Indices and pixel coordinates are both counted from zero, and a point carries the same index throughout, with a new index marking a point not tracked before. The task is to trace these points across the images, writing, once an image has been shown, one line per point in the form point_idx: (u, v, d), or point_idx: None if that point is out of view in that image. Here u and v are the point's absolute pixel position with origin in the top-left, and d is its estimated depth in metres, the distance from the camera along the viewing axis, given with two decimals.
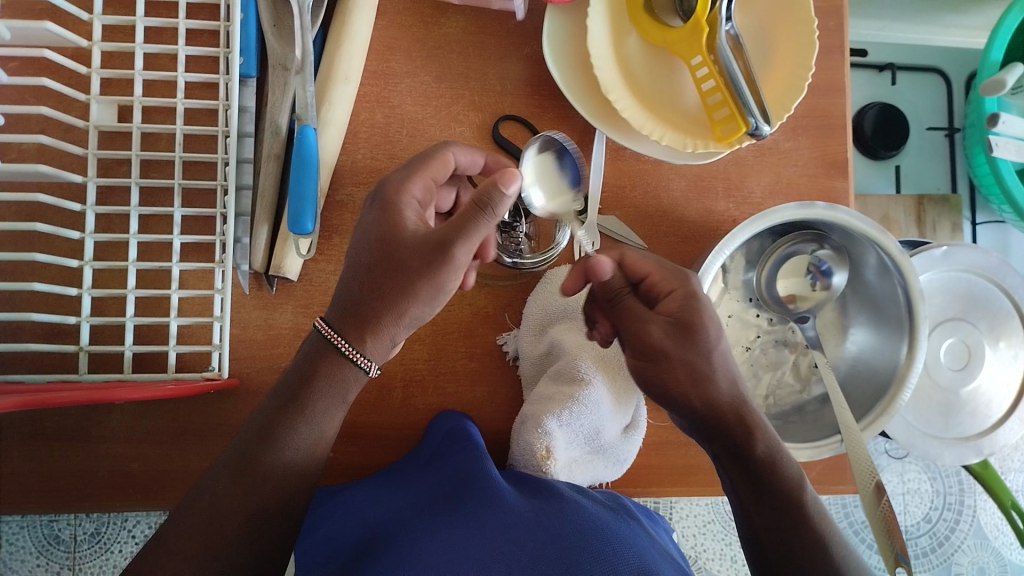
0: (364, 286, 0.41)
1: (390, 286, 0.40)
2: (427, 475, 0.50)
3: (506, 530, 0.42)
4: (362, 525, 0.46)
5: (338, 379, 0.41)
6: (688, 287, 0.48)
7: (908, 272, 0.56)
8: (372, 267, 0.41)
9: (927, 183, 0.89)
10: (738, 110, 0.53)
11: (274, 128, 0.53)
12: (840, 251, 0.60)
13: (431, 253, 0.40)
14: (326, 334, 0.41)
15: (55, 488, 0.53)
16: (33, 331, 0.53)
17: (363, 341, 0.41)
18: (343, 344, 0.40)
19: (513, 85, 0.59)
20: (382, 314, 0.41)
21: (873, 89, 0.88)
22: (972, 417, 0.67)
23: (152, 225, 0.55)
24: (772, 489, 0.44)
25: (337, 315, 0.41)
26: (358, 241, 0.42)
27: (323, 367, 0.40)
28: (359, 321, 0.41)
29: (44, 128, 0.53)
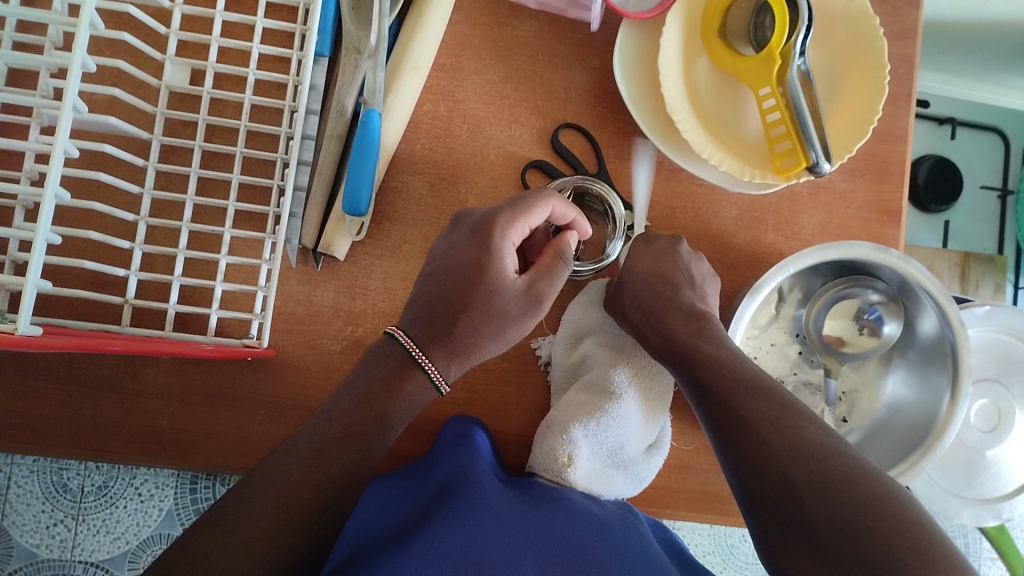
0: (447, 308, 0.46)
1: (471, 310, 0.46)
2: (434, 472, 0.51)
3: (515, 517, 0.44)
4: (382, 527, 0.47)
5: (394, 396, 0.43)
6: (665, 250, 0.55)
7: (960, 335, 0.55)
8: (477, 303, 0.46)
9: (973, 243, 0.88)
10: (800, 144, 0.53)
11: (339, 109, 0.54)
12: (896, 305, 0.60)
13: (524, 300, 0.47)
14: (404, 342, 0.44)
15: (83, 435, 0.54)
16: (81, 278, 0.54)
17: (440, 360, 0.45)
18: (424, 360, 0.44)
19: (577, 94, 0.59)
20: (464, 330, 0.45)
21: (929, 143, 0.87)
22: (995, 480, 0.66)
23: (210, 189, 0.56)
24: (767, 437, 0.42)
25: (419, 326, 0.45)
26: (458, 272, 0.47)
27: (400, 381, 0.43)
28: (451, 353, 0.45)
29: (117, 82, 0.55)
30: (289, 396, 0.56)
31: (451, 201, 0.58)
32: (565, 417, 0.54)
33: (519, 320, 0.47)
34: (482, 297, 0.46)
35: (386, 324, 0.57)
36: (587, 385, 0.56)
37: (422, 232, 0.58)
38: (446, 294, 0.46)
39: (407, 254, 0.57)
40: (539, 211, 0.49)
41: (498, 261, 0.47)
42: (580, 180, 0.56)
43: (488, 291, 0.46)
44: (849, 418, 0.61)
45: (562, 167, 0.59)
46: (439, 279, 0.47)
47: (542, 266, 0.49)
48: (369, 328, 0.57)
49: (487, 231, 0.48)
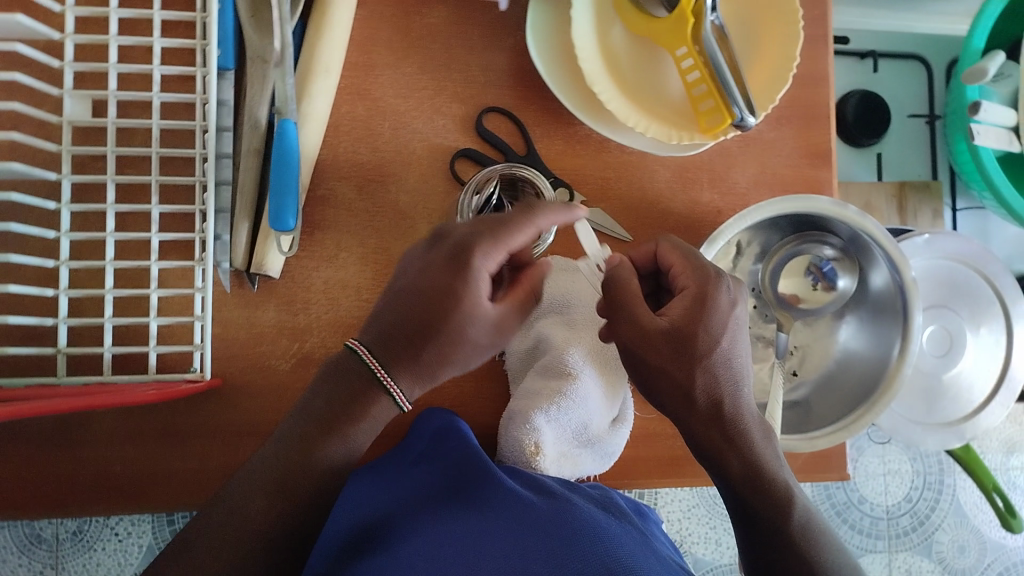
0: (419, 332, 0.41)
1: (443, 337, 0.41)
2: (415, 471, 0.50)
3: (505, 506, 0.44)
4: (351, 523, 0.45)
5: (354, 420, 0.40)
6: (703, 288, 0.45)
7: (913, 294, 0.55)
8: (449, 333, 0.41)
9: (909, 171, 0.89)
10: (723, 101, 0.53)
11: (252, 122, 0.52)
12: (851, 260, 0.59)
13: (493, 332, 0.42)
14: (365, 359, 0.40)
15: (35, 493, 0.52)
16: (8, 333, 0.52)
17: (405, 383, 0.41)
18: (388, 382, 0.40)
19: (496, 76, 0.58)
20: (433, 360, 0.41)
21: (856, 77, 0.88)
22: (955, 403, 0.68)
23: (130, 223, 0.54)
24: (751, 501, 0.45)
25: (381, 346, 0.40)
26: (426, 289, 0.41)
27: (362, 403, 0.40)
28: (416, 375, 0.41)
29: (16, 124, 0.52)
30: (245, 423, 0.54)
31: (383, 202, 0.57)
32: (527, 404, 0.53)
33: (486, 346, 0.43)
34: (453, 332, 0.41)
35: (333, 336, 0.56)
36: (544, 367, 0.55)
37: (357, 237, 0.56)
38: (419, 317, 0.40)
39: (345, 261, 0.56)
40: (518, 236, 0.42)
41: (474, 290, 0.41)
42: (507, 167, 0.55)
43: (463, 322, 0.41)
44: (798, 371, 0.60)
45: (491, 152, 0.58)
46: (409, 299, 0.41)
47: (516, 300, 0.44)
48: (317, 342, 0.56)
49: (466, 255, 0.41)
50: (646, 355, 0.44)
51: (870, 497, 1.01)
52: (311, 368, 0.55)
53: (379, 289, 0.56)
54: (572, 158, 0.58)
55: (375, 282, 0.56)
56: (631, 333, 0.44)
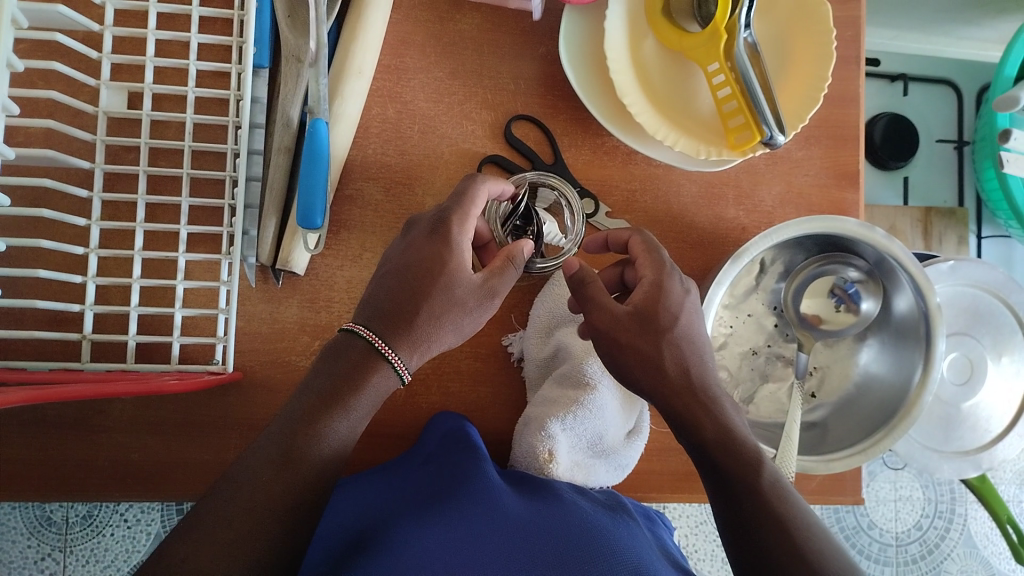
0: (408, 300, 0.44)
1: (429, 301, 0.44)
2: (423, 472, 0.50)
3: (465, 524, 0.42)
4: (357, 523, 0.46)
5: (357, 389, 0.41)
6: (659, 275, 0.47)
7: (936, 321, 0.54)
8: (436, 293, 0.44)
9: (934, 197, 0.89)
10: (753, 118, 0.53)
11: (285, 121, 0.52)
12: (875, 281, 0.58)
13: (479, 294, 0.45)
14: (365, 335, 0.42)
15: (53, 477, 0.53)
16: (35, 317, 0.52)
17: (405, 348, 0.43)
18: (389, 352, 0.42)
19: (527, 84, 0.59)
20: (430, 321, 0.44)
21: (884, 99, 0.88)
22: (972, 432, 0.67)
23: (159, 214, 0.55)
24: (726, 467, 0.41)
25: (378, 322, 0.43)
26: (405, 262, 0.45)
27: (366, 373, 0.42)
28: (414, 343, 0.43)
29: (53, 112, 0.53)
30: (262, 418, 0.55)
31: (408, 205, 0.57)
32: (541, 413, 0.53)
33: (475, 311, 0.46)
34: (439, 292, 0.44)
35: None
36: (563, 375, 0.55)
37: (382, 238, 0.57)
38: (404, 286, 0.44)
39: (369, 261, 0.56)
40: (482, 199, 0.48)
41: (458, 253, 0.46)
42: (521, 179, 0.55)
43: (448, 280, 0.44)
44: (817, 393, 0.60)
45: (517, 160, 0.58)
46: (396, 275, 0.45)
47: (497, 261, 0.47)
48: None
49: (445, 224, 0.46)
50: (615, 338, 0.46)
51: (880, 522, 1.01)
52: None
53: None
54: (598, 169, 0.59)
55: None
56: (599, 320, 0.46)
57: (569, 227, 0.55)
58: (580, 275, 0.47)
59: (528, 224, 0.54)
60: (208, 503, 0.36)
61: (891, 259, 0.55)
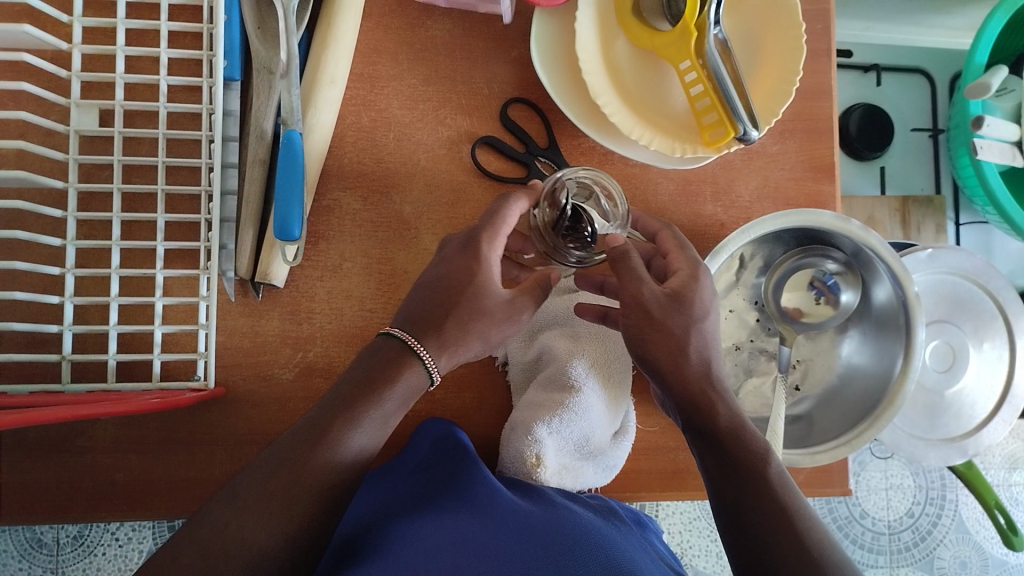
0: (441, 308, 0.44)
1: (461, 312, 0.44)
2: (416, 479, 0.50)
3: (467, 520, 0.43)
4: (349, 532, 0.46)
5: (391, 381, 0.41)
6: (693, 269, 0.49)
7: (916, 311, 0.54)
8: (465, 305, 0.44)
9: (912, 186, 0.90)
10: (726, 115, 0.53)
11: (258, 133, 0.52)
12: (852, 271, 0.58)
13: (507, 304, 0.46)
14: (402, 336, 0.43)
15: (37, 501, 0.52)
16: (12, 340, 0.52)
17: (436, 347, 0.43)
18: (423, 352, 0.43)
19: (501, 88, 0.59)
20: (463, 327, 0.44)
21: (858, 90, 0.88)
22: (957, 419, 0.67)
23: (136, 231, 0.54)
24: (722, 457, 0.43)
25: (413, 327, 0.44)
26: (438, 275, 0.45)
27: (397, 371, 0.42)
28: (446, 346, 0.43)
29: (23, 133, 0.52)
30: (248, 432, 0.54)
31: (386, 213, 0.57)
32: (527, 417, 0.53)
33: (506, 319, 0.46)
34: (469, 300, 0.44)
35: (338, 346, 0.56)
36: (550, 378, 0.55)
37: (361, 247, 0.56)
38: (436, 297, 0.44)
39: (349, 271, 0.56)
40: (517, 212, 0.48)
41: (488, 268, 0.45)
42: (553, 179, 0.49)
43: (477, 290, 0.44)
44: (801, 386, 0.60)
45: (503, 162, 0.58)
46: (428, 287, 0.45)
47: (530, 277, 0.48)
48: (319, 352, 0.56)
49: (476, 240, 0.46)
50: (647, 313, 0.45)
51: (872, 511, 1.02)
52: (314, 377, 0.55)
53: (382, 299, 0.56)
54: None
55: (378, 292, 0.57)
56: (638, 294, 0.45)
57: (609, 212, 0.49)
58: (622, 247, 0.46)
59: (578, 221, 0.48)
60: (191, 520, 0.36)
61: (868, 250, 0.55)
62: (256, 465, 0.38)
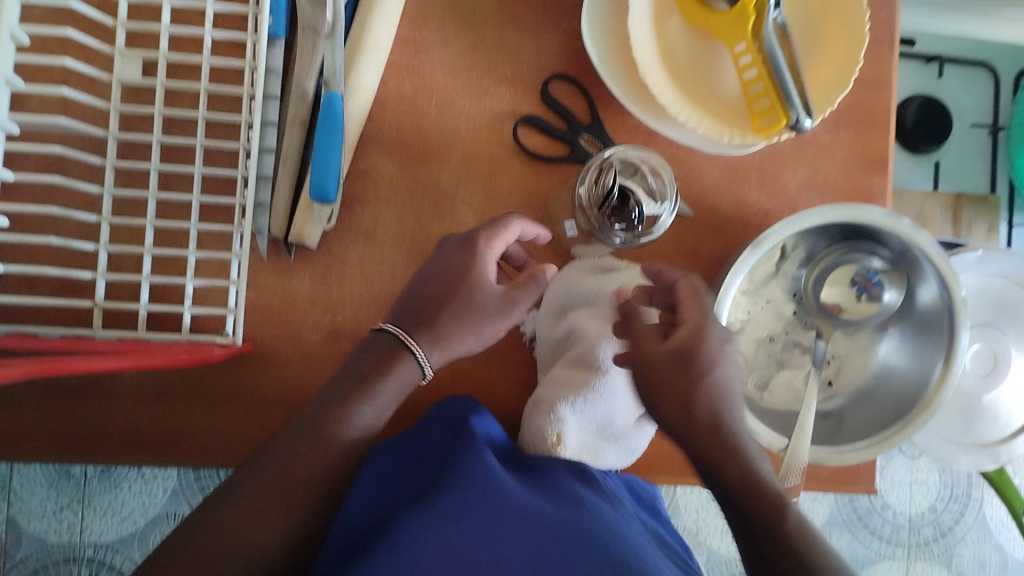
0: (434, 303, 0.45)
1: (455, 308, 0.45)
2: (431, 458, 0.48)
3: (477, 518, 0.41)
4: (359, 514, 0.44)
5: (382, 372, 0.42)
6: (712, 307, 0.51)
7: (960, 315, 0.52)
8: (459, 302, 0.45)
9: (966, 183, 0.87)
10: (780, 102, 0.51)
11: (300, 94, 0.51)
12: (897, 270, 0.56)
13: (500, 303, 0.47)
14: (394, 330, 0.44)
15: (65, 441, 0.53)
16: (48, 284, 0.52)
17: (427, 340, 0.44)
18: (413, 344, 0.44)
19: (547, 60, 0.57)
20: (454, 320, 0.45)
21: (918, 81, 0.85)
22: (992, 426, 0.65)
23: (173, 183, 0.54)
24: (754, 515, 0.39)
25: (409, 321, 0.45)
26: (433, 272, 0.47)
27: (391, 364, 0.43)
28: (437, 340, 0.45)
29: (66, 79, 0.52)
30: (272, 390, 0.55)
31: (423, 180, 0.56)
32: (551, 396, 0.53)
33: (498, 317, 0.47)
34: (463, 295, 0.46)
35: (367, 312, 0.56)
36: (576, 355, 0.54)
37: (396, 213, 0.56)
38: (433, 295, 0.46)
39: (382, 237, 0.56)
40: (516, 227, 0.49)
41: (483, 264, 0.47)
42: (600, 159, 0.48)
43: (470, 286, 0.46)
44: (834, 382, 0.59)
45: (540, 138, 0.57)
46: (425, 281, 0.47)
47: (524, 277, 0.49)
48: (348, 316, 0.55)
49: (473, 237, 0.48)
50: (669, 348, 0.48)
51: (894, 505, 1.00)
52: (341, 341, 0.55)
53: (414, 267, 0.56)
54: None
55: (410, 260, 0.56)
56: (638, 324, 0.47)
57: (656, 190, 0.48)
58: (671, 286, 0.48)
59: (624, 203, 0.49)
60: None
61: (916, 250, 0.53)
62: (271, 444, 0.39)
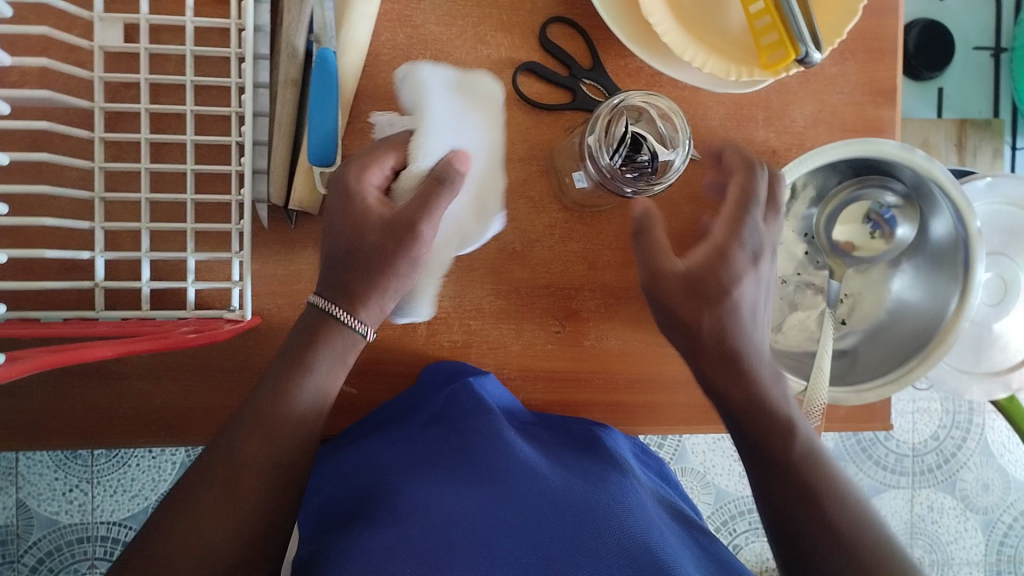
0: (348, 259, 0.43)
1: (364, 258, 0.43)
2: (430, 431, 0.49)
3: (484, 485, 0.43)
4: (355, 484, 0.46)
5: (313, 345, 0.42)
6: (726, 243, 0.47)
7: (977, 245, 0.52)
8: (356, 228, 0.43)
9: (968, 108, 0.85)
10: (788, 35, 0.49)
11: (290, 51, 0.49)
12: (910, 203, 0.56)
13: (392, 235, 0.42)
14: (324, 307, 0.43)
15: (76, 426, 0.52)
16: (45, 266, 0.51)
17: (351, 304, 0.43)
18: (339, 312, 0.43)
19: (544, 3, 0.55)
20: (369, 280, 0.43)
21: (919, 5, 0.83)
22: (1003, 353, 0.66)
23: (164, 154, 0.52)
24: (764, 436, 0.44)
25: (339, 296, 0.43)
26: (340, 236, 0.43)
27: (321, 333, 0.43)
28: (362, 296, 0.43)
29: (46, 48, 0.50)
30: None
31: None
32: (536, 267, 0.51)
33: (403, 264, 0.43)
34: (360, 228, 0.43)
35: None
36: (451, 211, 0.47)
37: None
38: (339, 250, 0.43)
39: None
40: (371, 178, 0.45)
41: (365, 197, 0.44)
42: (614, 104, 0.47)
43: (359, 200, 0.43)
44: (848, 320, 0.58)
45: (540, 86, 0.55)
46: (329, 236, 0.44)
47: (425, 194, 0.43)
48: None
49: (344, 176, 0.44)
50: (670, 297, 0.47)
51: (896, 433, 1.02)
52: None
53: None
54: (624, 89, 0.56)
55: None
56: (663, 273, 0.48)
57: (667, 136, 0.47)
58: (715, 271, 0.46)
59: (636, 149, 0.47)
60: None
61: (930, 181, 0.52)
62: (225, 432, 0.39)
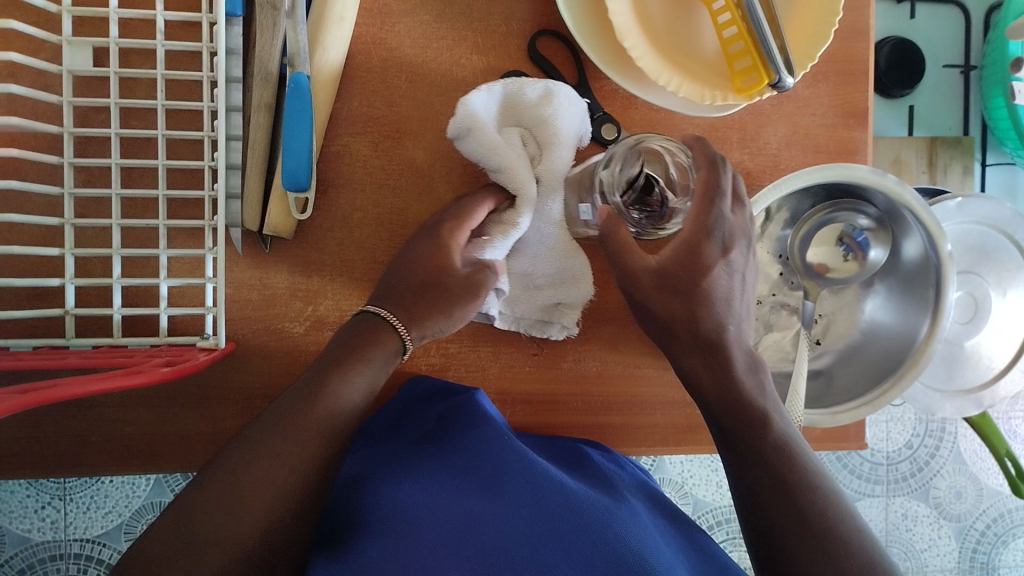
0: (423, 279, 0.47)
1: (432, 294, 0.47)
2: (426, 450, 0.49)
3: (478, 506, 0.43)
4: (340, 512, 0.46)
5: (356, 363, 0.43)
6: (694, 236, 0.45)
7: (946, 268, 0.53)
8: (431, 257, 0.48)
9: (939, 124, 0.87)
10: (762, 62, 0.49)
11: (263, 75, 0.48)
12: (882, 225, 0.57)
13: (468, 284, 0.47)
14: (387, 318, 0.46)
15: (47, 454, 0.51)
16: (13, 293, 0.50)
17: (411, 319, 0.46)
18: (401, 328, 0.46)
19: (520, 26, 0.55)
20: (433, 303, 0.47)
21: (890, 23, 0.84)
22: (974, 370, 0.66)
23: (136, 178, 0.52)
24: (732, 421, 0.43)
25: (397, 306, 0.46)
26: (405, 258, 0.48)
27: (375, 339, 0.45)
28: (417, 317, 0.46)
29: (13, 73, 0.49)
30: (258, 386, 0.53)
31: (399, 160, 0.54)
32: (555, 291, 0.55)
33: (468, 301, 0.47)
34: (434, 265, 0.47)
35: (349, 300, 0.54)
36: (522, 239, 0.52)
37: (373, 196, 0.54)
38: (414, 274, 0.47)
39: (360, 222, 0.54)
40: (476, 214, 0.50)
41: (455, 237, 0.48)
42: (639, 141, 0.47)
43: (449, 228, 0.49)
44: (822, 340, 0.59)
45: None
46: (402, 265, 0.48)
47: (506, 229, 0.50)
48: (331, 305, 0.54)
49: (440, 225, 0.49)
50: (646, 299, 0.45)
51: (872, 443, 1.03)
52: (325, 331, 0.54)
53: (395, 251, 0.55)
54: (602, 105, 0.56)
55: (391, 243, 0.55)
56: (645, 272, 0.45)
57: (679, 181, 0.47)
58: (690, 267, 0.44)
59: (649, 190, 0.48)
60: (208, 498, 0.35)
61: (903, 206, 0.53)
62: (236, 442, 0.38)
